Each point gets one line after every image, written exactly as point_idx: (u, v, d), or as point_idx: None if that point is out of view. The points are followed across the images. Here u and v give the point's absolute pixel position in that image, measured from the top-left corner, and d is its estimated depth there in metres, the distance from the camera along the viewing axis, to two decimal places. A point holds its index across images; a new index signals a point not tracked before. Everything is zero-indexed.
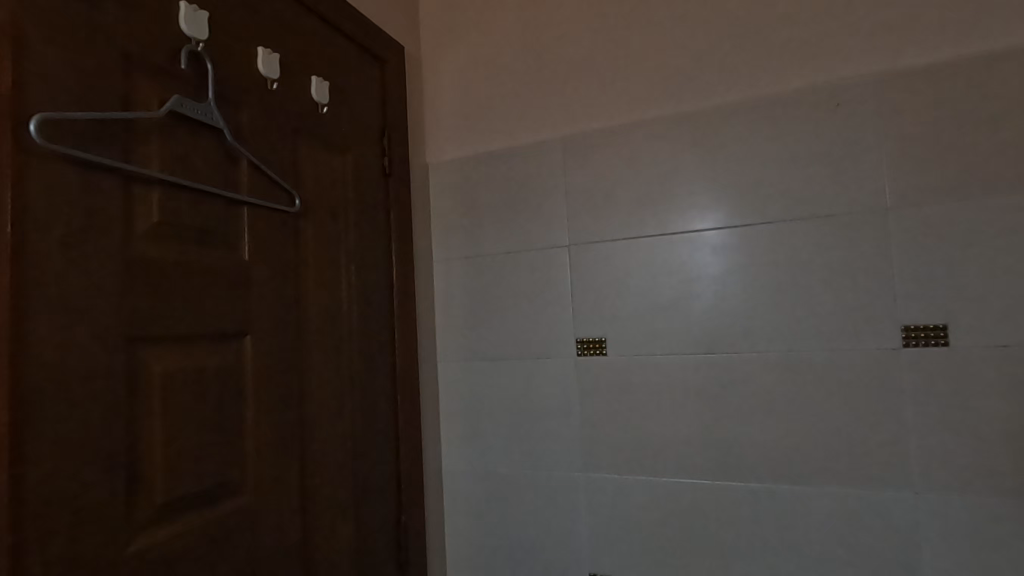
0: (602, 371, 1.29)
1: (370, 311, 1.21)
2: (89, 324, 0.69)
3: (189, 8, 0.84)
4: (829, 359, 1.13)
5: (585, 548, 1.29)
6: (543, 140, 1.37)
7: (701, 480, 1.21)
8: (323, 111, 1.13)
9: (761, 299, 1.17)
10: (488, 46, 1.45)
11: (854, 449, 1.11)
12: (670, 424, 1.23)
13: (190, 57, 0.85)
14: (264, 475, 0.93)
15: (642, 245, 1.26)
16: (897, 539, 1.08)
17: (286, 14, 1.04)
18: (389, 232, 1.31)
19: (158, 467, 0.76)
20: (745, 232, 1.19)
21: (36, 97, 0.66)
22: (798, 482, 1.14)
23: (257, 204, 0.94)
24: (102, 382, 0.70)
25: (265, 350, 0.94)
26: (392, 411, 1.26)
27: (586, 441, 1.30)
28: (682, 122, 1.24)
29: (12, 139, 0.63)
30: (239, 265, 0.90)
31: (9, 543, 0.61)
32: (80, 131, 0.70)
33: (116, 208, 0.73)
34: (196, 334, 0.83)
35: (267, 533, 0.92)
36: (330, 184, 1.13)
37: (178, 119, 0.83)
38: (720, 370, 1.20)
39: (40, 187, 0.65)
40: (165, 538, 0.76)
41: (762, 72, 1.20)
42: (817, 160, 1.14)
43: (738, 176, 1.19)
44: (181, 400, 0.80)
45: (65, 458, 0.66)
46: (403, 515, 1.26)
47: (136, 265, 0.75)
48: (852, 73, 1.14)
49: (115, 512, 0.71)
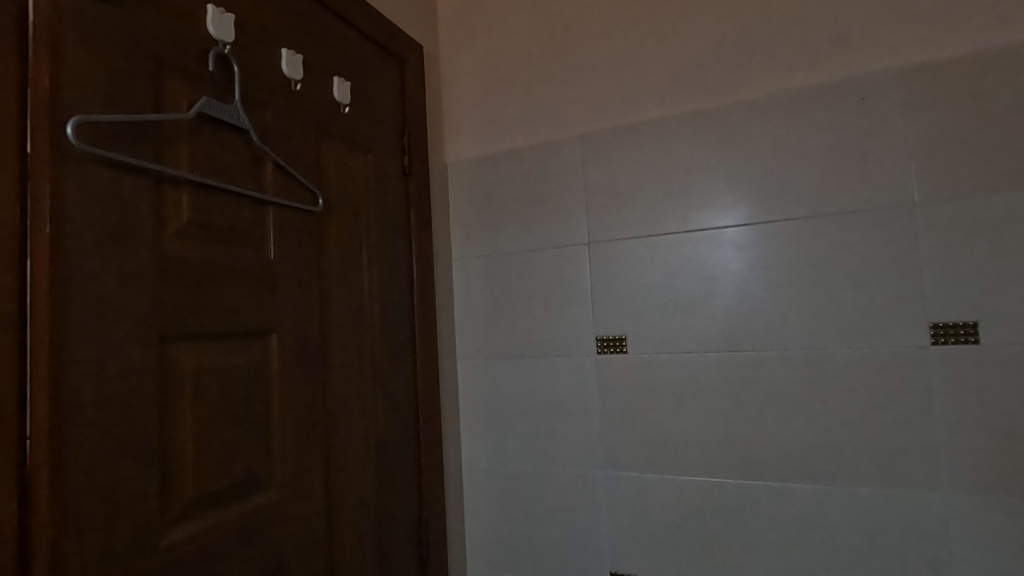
0: (622, 369, 1.28)
1: (391, 309, 1.22)
2: (123, 323, 0.71)
3: (216, 10, 0.85)
4: (854, 357, 1.11)
5: (606, 547, 1.29)
6: (562, 137, 1.37)
7: (723, 479, 1.20)
8: (345, 111, 1.14)
9: (785, 296, 1.16)
10: (506, 44, 1.46)
11: (881, 449, 1.09)
12: (692, 423, 1.22)
13: (217, 59, 0.87)
14: (291, 471, 0.94)
15: (662, 243, 1.26)
16: (926, 541, 1.06)
17: (309, 16, 1.06)
18: (410, 230, 1.31)
19: (189, 462, 0.78)
20: (769, 228, 1.17)
21: (73, 99, 0.67)
22: (822, 482, 1.13)
23: (282, 204, 0.95)
24: (136, 378, 0.72)
25: (292, 348, 0.95)
26: (413, 408, 1.27)
27: (606, 440, 1.30)
28: (703, 119, 1.23)
29: (50, 141, 0.65)
30: (265, 263, 0.92)
31: (48, 536, 0.62)
32: (113, 133, 0.71)
33: (148, 208, 0.75)
34: (224, 332, 0.84)
35: (293, 529, 0.93)
36: (352, 184, 1.14)
37: (206, 120, 0.84)
38: (743, 368, 1.19)
39: (76, 188, 0.67)
40: (197, 532, 0.78)
41: (784, 67, 1.19)
42: (841, 156, 1.13)
43: (761, 173, 1.18)
44: (210, 397, 0.81)
45: (101, 453, 0.68)
46: (425, 511, 1.28)
47: (167, 265, 0.76)
48: (876, 67, 1.12)
49: (149, 506, 0.72)
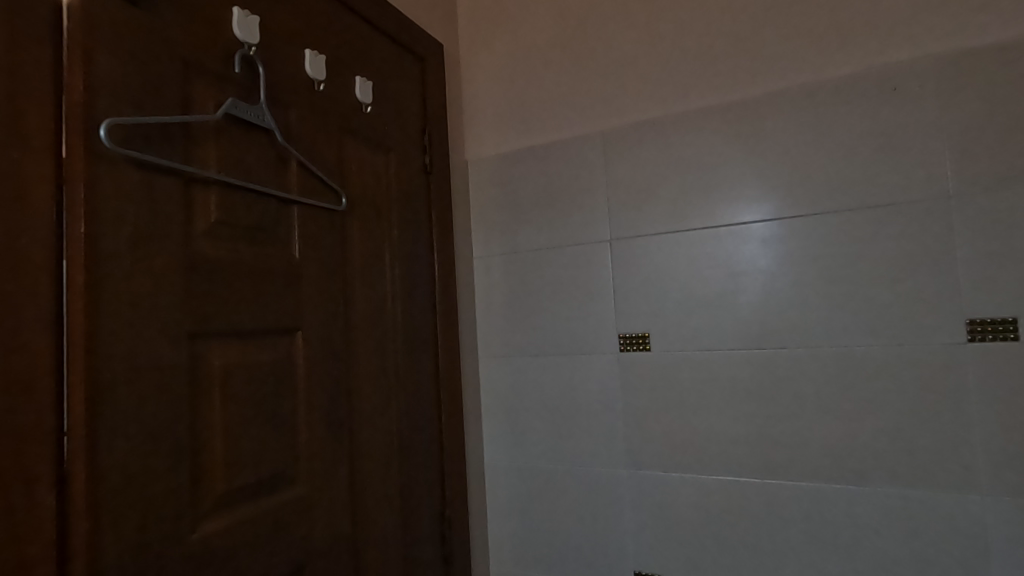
0: (645, 366, 1.27)
1: (413, 308, 1.22)
2: (154, 321, 0.72)
3: (241, 13, 0.86)
4: (886, 354, 1.08)
5: (629, 547, 1.28)
6: (583, 134, 1.36)
7: (750, 479, 1.18)
8: (367, 110, 1.14)
9: (814, 292, 1.14)
10: (526, 42, 1.45)
11: (914, 449, 1.06)
12: (718, 421, 1.21)
13: (243, 62, 0.88)
14: (317, 467, 0.95)
15: (686, 239, 1.24)
16: (963, 544, 1.03)
17: (331, 17, 1.07)
18: (432, 228, 1.32)
19: (219, 458, 0.79)
20: (796, 223, 1.15)
21: (105, 103, 0.69)
22: (852, 483, 1.10)
23: (306, 204, 0.96)
24: (167, 376, 0.74)
25: (317, 346, 0.97)
26: (435, 406, 1.28)
27: (629, 438, 1.29)
28: (727, 113, 1.22)
29: (84, 144, 0.66)
30: (291, 262, 0.93)
31: (86, 530, 0.64)
32: (143, 135, 0.73)
33: (177, 209, 0.76)
34: (250, 329, 0.85)
35: (319, 525, 0.94)
36: (375, 183, 1.15)
37: (233, 122, 0.85)
38: (770, 365, 1.17)
39: (109, 189, 0.68)
40: (227, 527, 0.79)
41: (810, 58, 1.16)
42: (870, 148, 1.10)
43: (787, 166, 1.16)
44: (239, 394, 0.83)
45: (134, 450, 0.69)
46: (447, 508, 1.28)
47: (196, 264, 0.78)
48: (907, 56, 1.09)
49: (180, 500, 0.74)
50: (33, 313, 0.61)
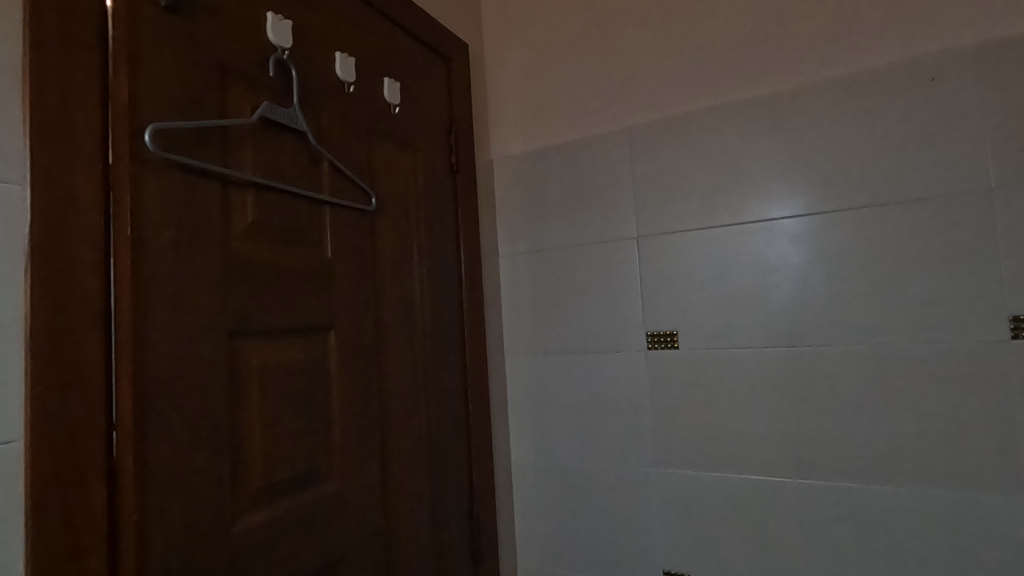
0: (673, 364, 1.26)
1: (441, 305, 1.23)
2: (197, 320, 0.74)
3: (276, 18, 0.88)
4: (924, 352, 1.06)
5: (658, 545, 1.28)
6: (609, 131, 1.36)
7: (781, 479, 1.16)
8: (395, 111, 1.15)
9: (847, 289, 1.11)
10: (552, 39, 1.45)
11: (955, 449, 1.03)
12: (748, 420, 1.19)
13: (277, 65, 0.90)
14: (350, 463, 0.96)
15: (715, 235, 1.23)
16: (1007, 546, 1.00)
17: (360, 19, 1.08)
18: (458, 226, 1.33)
19: (257, 453, 0.81)
20: (829, 218, 1.13)
21: (149, 108, 0.71)
22: (889, 483, 1.08)
23: (338, 204, 0.98)
24: (209, 373, 0.76)
25: (349, 344, 0.98)
26: (463, 403, 1.29)
27: (657, 436, 1.28)
28: (756, 107, 1.20)
29: (130, 148, 0.68)
30: (324, 261, 0.94)
31: (134, 522, 0.66)
32: (184, 139, 0.75)
33: (216, 210, 0.78)
34: (286, 328, 0.87)
35: (352, 521, 0.96)
36: (403, 184, 1.16)
37: (268, 124, 0.87)
38: (801, 363, 1.15)
39: (153, 192, 0.70)
40: (266, 521, 0.81)
41: (843, 50, 1.14)
42: (908, 140, 1.07)
43: (819, 161, 1.14)
44: (275, 391, 0.84)
45: (179, 444, 0.71)
46: (476, 505, 1.29)
47: (234, 264, 0.80)
48: (946, 45, 1.06)
49: (222, 494, 0.76)
50: (84, 312, 0.63)
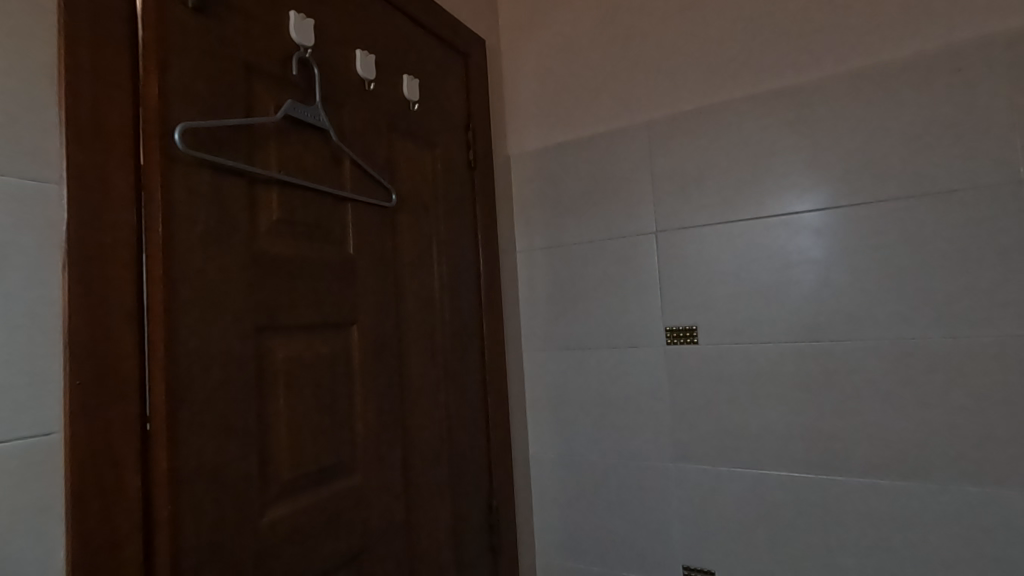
0: (692, 359, 1.26)
1: (459, 300, 1.24)
2: (225, 314, 0.76)
3: (298, 17, 0.89)
4: (950, 346, 1.04)
5: (677, 540, 1.28)
6: (626, 125, 1.35)
7: (802, 475, 1.15)
8: (414, 108, 1.16)
9: (871, 283, 1.10)
10: (569, 34, 1.44)
11: (983, 444, 1.01)
12: (769, 415, 1.19)
13: (300, 65, 0.91)
14: (372, 456, 0.98)
15: (735, 230, 1.22)
16: None
17: (379, 15, 1.08)
18: (476, 221, 1.33)
19: (284, 446, 0.83)
20: (852, 211, 1.12)
21: (178, 108, 0.72)
22: (914, 479, 1.06)
23: (360, 201, 0.99)
24: (237, 367, 0.77)
25: (372, 338, 0.99)
26: (482, 397, 1.29)
27: (676, 432, 1.28)
28: (778, 100, 1.19)
29: (160, 148, 0.70)
30: (346, 257, 0.96)
31: (167, 511, 0.68)
32: (212, 138, 0.76)
33: (243, 208, 0.80)
34: (312, 322, 0.89)
35: (375, 513, 0.97)
36: (422, 180, 1.17)
37: (291, 122, 0.88)
38: (824, 358, 1.14)
39: (183, 190, 0.72)
40: (292, 512, 0.82)
41: (866, 40, 1.12)
42: (934, 131, 1.05)
43: (841, 154, 1.13)
44: (301, 386, 0.86)
45: (210, 436, 0.73)
46: (495, 499, 1.30)
47: (261, 260, 0.81)
48: (974, 33, 1.04)
49: (251, 486, 0.78)
50: (119, 308, 0.65)
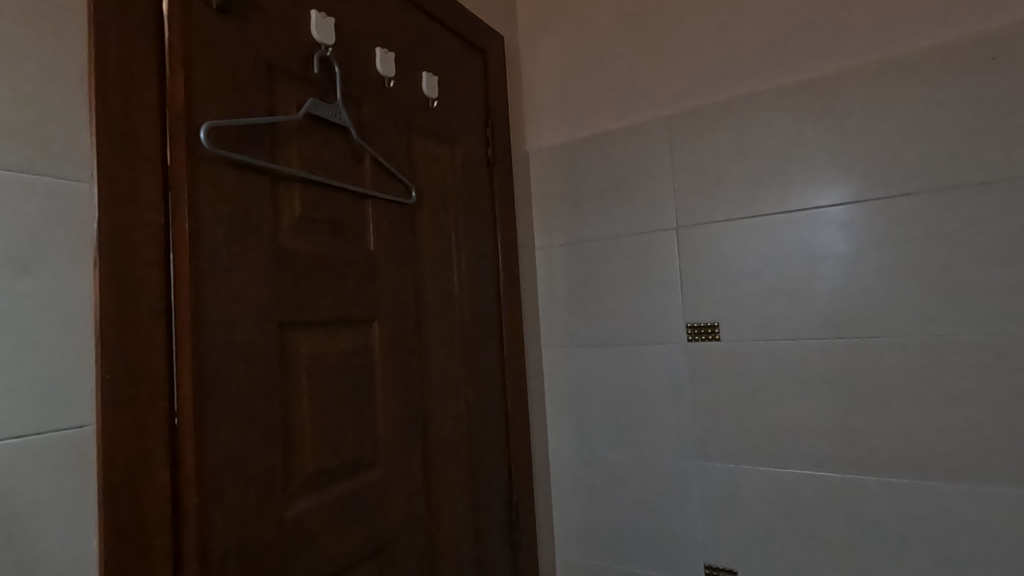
0: (714, 356, 1.24)
1: (479, 296, 1.24)
2: (249, 310, 0.77)
3: (319, 16, 0.90)
4: (983, 344, 1.01)
5: (698, 539, 1.26)
6: (646, 120, 1.34)
7: (827, 474, 1.13)
8: (433, 105, 1.16)
9: (899, 278, 1.07)
10: (588, 28, 1.43)
11: (1017, 445, 0.98)
12: (793, 413, 1.17)
13: (322, 63, 0.91)
14: (393, 450, 0.98)
15: (758, 225, 1.20)
16: None
17: (399, 13, 1.09)
18: (495, 218, 1.33)
19: (307, 439, 0.84)
20: (880, 205, 1.09)
21: (203, 108, 0.74)
22: (944, 479, 1.03)
23: (380, 198, 0.99)
24: (261, 362, 0.78)
25: (392, 335, 1.00)
26: (501, 394, 1.29)
27: (698, 429, 1.26)
28: (803, 92, 1.16)
29: (186, 147, 0.71)
30: (367, 254, 0.96)
31: (195, 503, 0.69)
32: (235, 137, 0.77)
33: (266, 206, 0.81)
34: (333, 318, 0.89)
35: (397, 509, 0.98)
36: (441, 176, 1.17)
37: (313, 121, 0.89)
38: (850, 355, 1.11)
39: (208, 188, 0.73)
40: (315, 505, 0.83)
41: (895, 29, 1.09)
42: (966, 122, 1.02)
43: (868, 146, 1.10)
44: (323, 381, 0.87)
45: (235, 430, 0.74)
46: (515, 496, 1.30)
47: (283, 257, 0.82)
48: (1008, 20, 1.00)
49: (275, 480, 0.79)
50: (148, 303, 0.66)
